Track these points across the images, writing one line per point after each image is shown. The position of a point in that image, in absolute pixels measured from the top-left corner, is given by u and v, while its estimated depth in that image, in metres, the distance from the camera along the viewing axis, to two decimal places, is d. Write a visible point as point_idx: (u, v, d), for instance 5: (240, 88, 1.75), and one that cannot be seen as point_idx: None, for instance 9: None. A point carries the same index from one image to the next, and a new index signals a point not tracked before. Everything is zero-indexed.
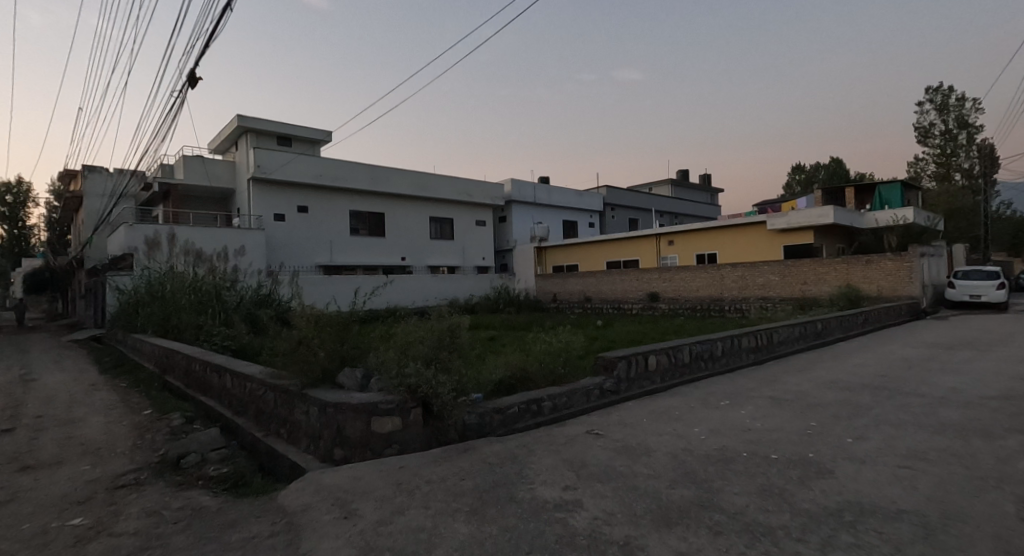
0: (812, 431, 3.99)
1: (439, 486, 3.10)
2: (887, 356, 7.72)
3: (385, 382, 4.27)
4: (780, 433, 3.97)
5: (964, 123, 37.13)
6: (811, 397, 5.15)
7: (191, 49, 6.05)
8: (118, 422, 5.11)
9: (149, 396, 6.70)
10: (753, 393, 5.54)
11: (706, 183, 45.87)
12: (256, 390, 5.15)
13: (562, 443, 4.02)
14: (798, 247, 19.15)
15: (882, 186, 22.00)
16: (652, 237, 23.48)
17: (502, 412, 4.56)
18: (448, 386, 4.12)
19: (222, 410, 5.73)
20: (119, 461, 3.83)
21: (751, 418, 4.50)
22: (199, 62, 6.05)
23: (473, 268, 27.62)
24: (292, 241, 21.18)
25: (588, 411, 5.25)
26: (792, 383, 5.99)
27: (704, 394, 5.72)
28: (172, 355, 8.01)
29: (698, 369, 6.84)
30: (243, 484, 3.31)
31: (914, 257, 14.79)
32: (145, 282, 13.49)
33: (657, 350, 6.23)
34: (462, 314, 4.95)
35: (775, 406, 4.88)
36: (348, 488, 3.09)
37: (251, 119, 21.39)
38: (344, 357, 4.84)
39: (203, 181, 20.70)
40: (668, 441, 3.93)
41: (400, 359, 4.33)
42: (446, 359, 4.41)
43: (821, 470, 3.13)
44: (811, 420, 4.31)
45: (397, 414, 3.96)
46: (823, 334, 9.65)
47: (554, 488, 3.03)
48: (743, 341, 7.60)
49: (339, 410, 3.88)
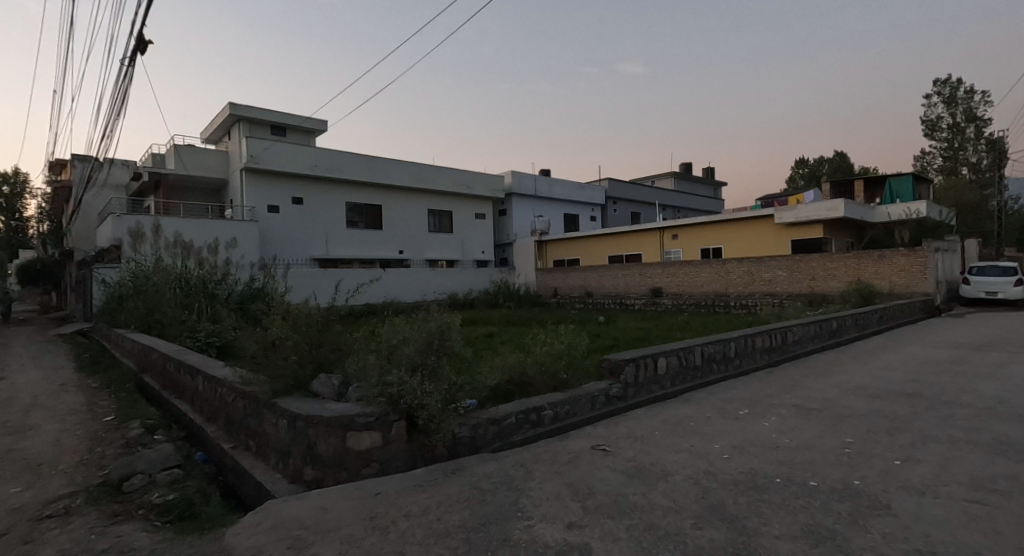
0: (852, 450, 3.47)
1: (420, 523, 2.60)
2: (912, 358, 7.18)
3: (365, 390, 3.77)
4: (814, 451, 3.49)
5: (972, 117, 36.37)
6: (840, 407, 4.63)
7: (139, 10, 5.47)
8: (71, 432, 4.60)
9: (117, 398, 6.18)
10: (775, 401, 5.04)
11: (709, 177, 45.30)
12: (227, 396, 4.66)
13: (565, 463, 3.52)
14: (807, 241, 18.59)
15: (892, 179, 21.45)
16: (655, 230, 22.98)
17: (498, 424, 4.08)
18: (437, 396, 3.62)
19: (192, 417, 5.24)
20: (54, 483, 3.31)
21: (777, 432, 4.00)
22: (147, 25, 5.45)
23: (473, 262, 27.16)
24: (285, 233, 20.65)
25: (592, 420, 4.76)
26: (815, 389, 5.48)
27: (720, 401, 5.22)
28: (150, 354, 7.53)
29: (711, 372, 6.33)
30: (192, 516, 2.82)
31: (928, 252, 14.26)
32: (129, 275, 12.97)
33: (667, 352, 5.73)
34: (454, 311, 4.44)
35: (801, 418, 4.38)
36: (311, 524, 2.59)
37: (244, 108, 20.79)
38: (321, 362, 4.32)
39: (196, 170, 20.15)
40: (687, 462, 3.41)
41: (382, 365, 3.83)
42: (434, 365, 3.90)
43: (874, 505, 2.63)
44: (847, 435, 3.80)
45: (377, 428, 3.47)
46: (837, 333, 9.16)
47: (556, 526, 2.54)
48: (757, 341, 7.10)
49: (310, 424, 3.41)
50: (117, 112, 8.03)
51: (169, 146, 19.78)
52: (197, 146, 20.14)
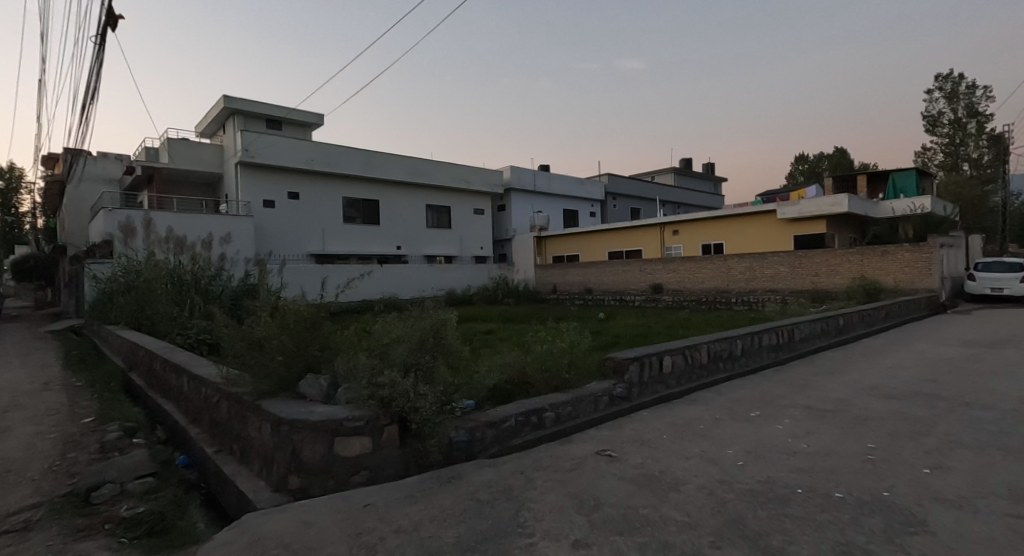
0: (875, 456, 3.24)
1: (411, 541, 2.38)
2: (924, 356, 6.96)
3: (354, 392, 3.55)
4: (835, 458, 3.26)
5: (974, 112, 36.12)
6: (856, 409, 4.41)
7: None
8: (45, 435, 4.34)
9: (98, 399, 5.92)
10: (786, 402, 4.82)
11: (709, 172, 45.03)
12: (211, 397, 4.42)
13: (569, 470, 3.29)
14: (809, 237, 18.37)
15: (896, 174, 21.22)
16: (655, 226, 22.75)
17: (496, 426, 3.85)
18: (431, 398, 3.40)
19: (176, 419, 5.01)
20: (17, 492, 3.06)
21: (792, 436, 3.76)
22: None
23: (471, 258, 26.91)
24: (281, 228, 20.33)
25: (595, 422, 4.54)
26: (827, 389, 5.25)
27: (729, 401, 4.99)
28: (137, 351, 7.29)
29: (717, 371, 6.11)
30: (163, 531, 2.58)
31: (934, 247, 14.03)
32: (120, 270, 12.71)
33: (672, 351, 5.50)
34: (450, 308, 4.21)
35: (816, 420, 4.16)
36: (291, 543, 2.36)
37: (238, 101, 20.47)
38: (309, 362, 4.08)
39: (190, 165, 19.85)
40: (699, 470, 3.18)
41: (373, 365, 3.62)
42: (428, 366, 3.67)
43: (909, 520, 2.40)
44: (867, 440, 3.57)
45: (367, 434, 3.25)
46: (844, 330, 8.94)
47: (561, 545, 2.31)
48: (763, 339, 6.88)
49: (295, 429, 3.18)
50: (92, 98, 7.68)
51: (163, 140, 19.46)
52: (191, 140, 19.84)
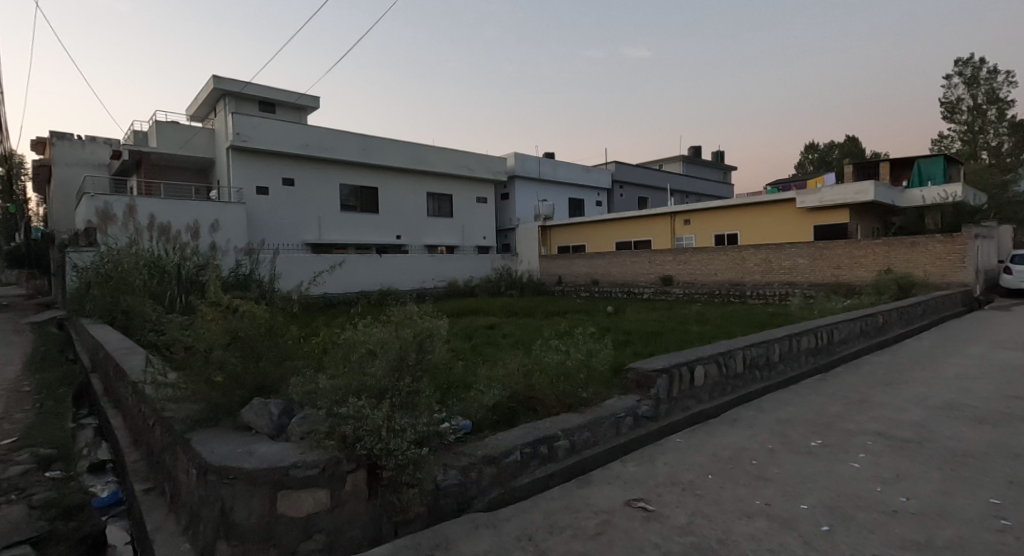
0: (1013, 523, 2.37)
1: None
2: (990, 364, 6.03)
3: (314, 423, 2.72)
4: (957, 524, 2.39)
5: (994, 99, 34.85)
6: (947, 439, 3.53)
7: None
8: None
9: (38, 411, 5.12)
10: (852, 427, 3.94)
11: (718, 161, 43.88)
12: (148, 418, 3.62)
13: (594, 537, 2.44)
14: (830, 227, 17.40)
15: (922, 160, 20.15)
16: (665, 215, 21.79)
17: (498, 464, 3.00)
18: (408, 437, 2.55)
19: (118, 436, 4.20)
20: None
21: (879, 482, 2.91)
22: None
23: (473, 249, 26.02)
24: (275, 217, 19.45)
25: (617, 451, 3.69)
26: (894, 408, 4.37)
27: (778, 424, 4.13)
28: (96, 353, 6.50)
29: (752, 381, 5.25)
30: None
31: (968, 238, 13.09)
32: (98, 259, 11.90)
33: (705, 359, 4.65)
34: (440, 310, 3.33)
35: (901, 455, 3.30)
36: None
37: (229, 82, 19.49)
38: (262, 383, 3.22)
39: (178, 149, 18.92)
40: (772, 540, 2.33)
41: (336, 391, 2.78)
42: (406, 390, 2.83)
43: None
44: (986, 492, 2.70)
45: (324, 483, 2.40)
46: (883, 330, 8.02)
47: None
48: (802, 342, 6.02)
49: (223, 479, 2.36)
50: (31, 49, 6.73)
51: (151, 123, 18.58)
52: (180, 123, 18.90)
